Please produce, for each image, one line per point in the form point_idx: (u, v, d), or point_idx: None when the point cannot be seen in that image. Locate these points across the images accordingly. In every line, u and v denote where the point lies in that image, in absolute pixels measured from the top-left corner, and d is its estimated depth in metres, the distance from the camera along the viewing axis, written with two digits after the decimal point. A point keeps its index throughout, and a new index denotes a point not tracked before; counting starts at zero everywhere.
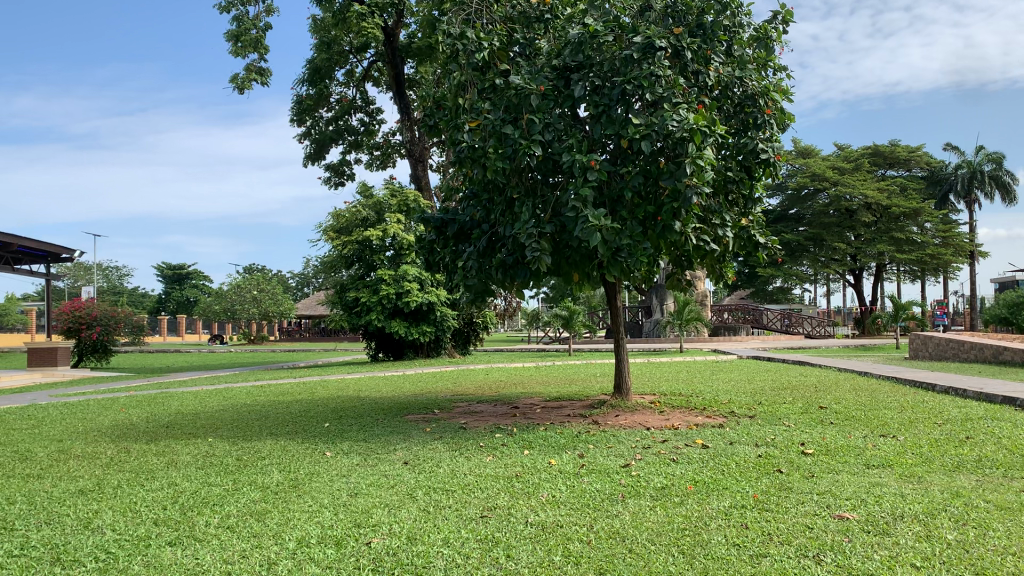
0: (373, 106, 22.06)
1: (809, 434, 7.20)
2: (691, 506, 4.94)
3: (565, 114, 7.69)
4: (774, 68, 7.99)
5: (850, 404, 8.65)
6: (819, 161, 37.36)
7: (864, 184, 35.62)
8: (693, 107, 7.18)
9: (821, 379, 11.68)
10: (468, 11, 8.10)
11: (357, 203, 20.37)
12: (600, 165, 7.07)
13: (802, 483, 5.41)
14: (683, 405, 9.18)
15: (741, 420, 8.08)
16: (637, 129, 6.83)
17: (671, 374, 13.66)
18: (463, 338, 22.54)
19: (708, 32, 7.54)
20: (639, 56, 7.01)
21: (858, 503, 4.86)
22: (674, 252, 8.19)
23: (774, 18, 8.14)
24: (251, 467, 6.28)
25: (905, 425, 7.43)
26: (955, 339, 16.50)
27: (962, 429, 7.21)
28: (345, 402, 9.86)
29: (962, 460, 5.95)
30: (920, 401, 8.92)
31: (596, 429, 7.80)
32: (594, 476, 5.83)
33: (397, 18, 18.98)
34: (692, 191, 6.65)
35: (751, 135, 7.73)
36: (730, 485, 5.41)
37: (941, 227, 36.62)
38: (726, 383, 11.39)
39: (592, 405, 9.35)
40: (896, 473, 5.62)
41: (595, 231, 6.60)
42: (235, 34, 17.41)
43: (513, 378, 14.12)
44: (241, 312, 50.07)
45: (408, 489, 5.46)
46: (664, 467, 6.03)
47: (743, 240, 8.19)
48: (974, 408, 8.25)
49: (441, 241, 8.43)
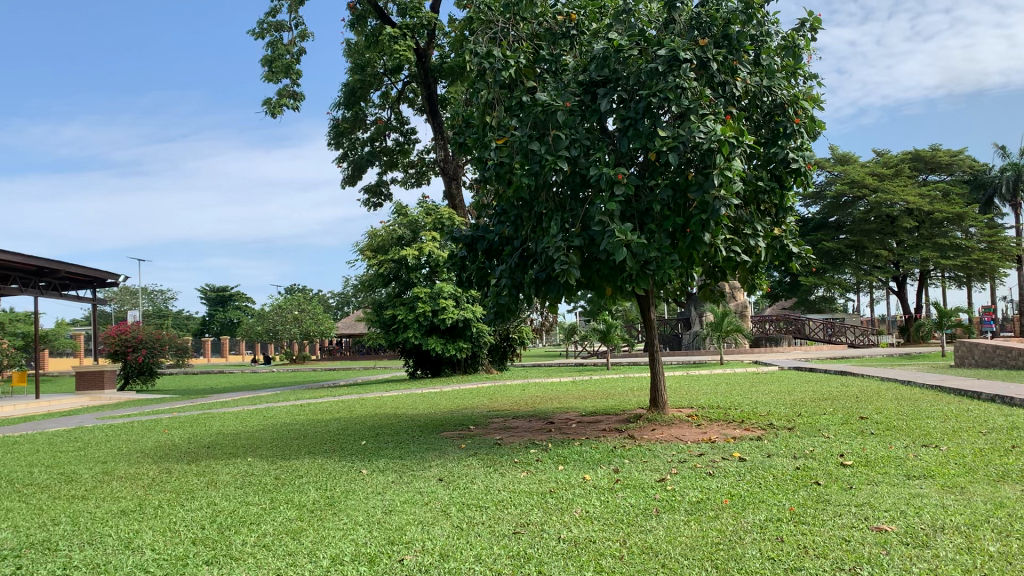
0: (408, 126, 22.25)
1: (848, 445, 7.09)
2: (726, 520, 4.89)
3: (593, 128, 7.71)
4: (803, 76, 7.95)
5: (891, 414, 8.49)
6: (858, 168, 36.81)
7: (905, 189, 35.03)
8: (720, 118, 7.15)
9: (862, 389, 11.49)
10: (494, 29, 8.21)
11: (393, 222, 20.58)
12: (628, 178, 7.06)
13: (840, 495, 5.32)
14: (721, 417, 9.07)
15: (778, 433, 7.97)
16: (663, 142, 6.84)
17: (710, 386, 13.52)
18: (501, 353, 22.58)
19: (734, 42, 7.54)
20: (664, 69, 7.03)
21: (897, 515, 4.76)
22: (706, 264, 8.17)
23: (802, 26, 8.09)
24: (289, 485, 6.35)
25: (948, 435, 7.27)
26: (1002, 346, 16.16)
27: (1006, 437, 7.04)
28: (382, 420, 9.92)
29: (1006, 470, 5.81)
30: (964, 409, 8.72)
31: (631, 443, 7.76)
32: (629, 491, 5.79)
33: (429, 38, 19.18)
34: (720, 202, 6.59)
35: (781, 145, 7.68)
36: (766, 498, 5.34)
37: (986, 231, 35.89)
38: (764, 395, 11.25)
39: (628, 419, 9.30)
40: (938, 484, 5.50)
41: (622, 245, 6.59)
42: (269, 60, 17.77)
43: (550, 393, 14.08)
44: (281, 332, 50.70)
45: (441, 506, 5.47)
46: (700, 481, 5.97)
47: (777, 250, 8.13)
48: (1020, 417, 8.06)
49: (472, 258, 8.48)
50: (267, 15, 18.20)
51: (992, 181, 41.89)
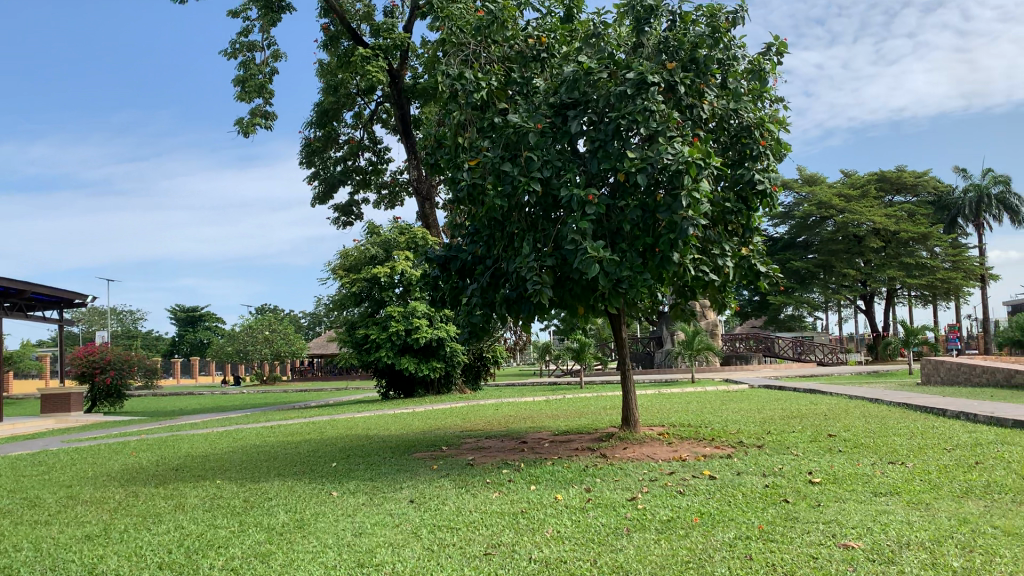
0: (381, 145, 22.28)
1: (817, 462, 7.17)
2: (695, 538, 4.93)
3: (564, 149, 7.79)
4: (769, 99, 8.09)
5: (859, 431, 8.60)
6: (826, 189, 37.35)
7: (872, 210, 35.60)
8: (688, 140, 7.26)
9: (831, 407, 11.62)
10: (465, 52, 8.28)
11: (366, 241, 20.54)
12: (599, 198, 7.13)
13: (808, 512, 5.37)
14: (692, 436, 9.12)
15: (748, 450, 8.04)
16: (632, 163, 6.93)
17: (681, 404, 13.61)
18: (474, 373, 22.55)
19: (701, 66, 7.67)
20: (633, 92, 7.12)
21: (864, 532, 4.82)
22: (676, 283, 8.25)
23: (768, 50, 8.24)
24: (258, 508, 6.30)
25: (914, 452, 7.37)
26: (967, 363, 16.44)
27: (971, 453, 7.16)
28: (353, 442, 9.85)
29: (970, 485, 5.90)
30: (930, 426, 8.86)
31: (603, 462, 7.79)
32: (600, 510, 5.80)
33: (401, 59, 19.26)
34: (688, 222, 6.68)
35: (748, 166, 7.81)
36: (735, 516, 5.38)
37: (951, 251, 36.54)
38: (735, 412, 11.34)
39: (600, 437, 9.33)
40: (904, 500, 5.57)
41: (594, 264, 6.64)
42: (241, 80, 17.74)
43: (522, 412, 14.08)
44: (252, 353, 50.26)
45: (412, 528, 5.45)
46: (671, 499, 6.00)
47: (745, 270, 8.24)
48: (984, 433, 8.21)
49: (445, 278, 8.49)
50: (239, 35, 18.18)
51: (957, 201, 42.66)
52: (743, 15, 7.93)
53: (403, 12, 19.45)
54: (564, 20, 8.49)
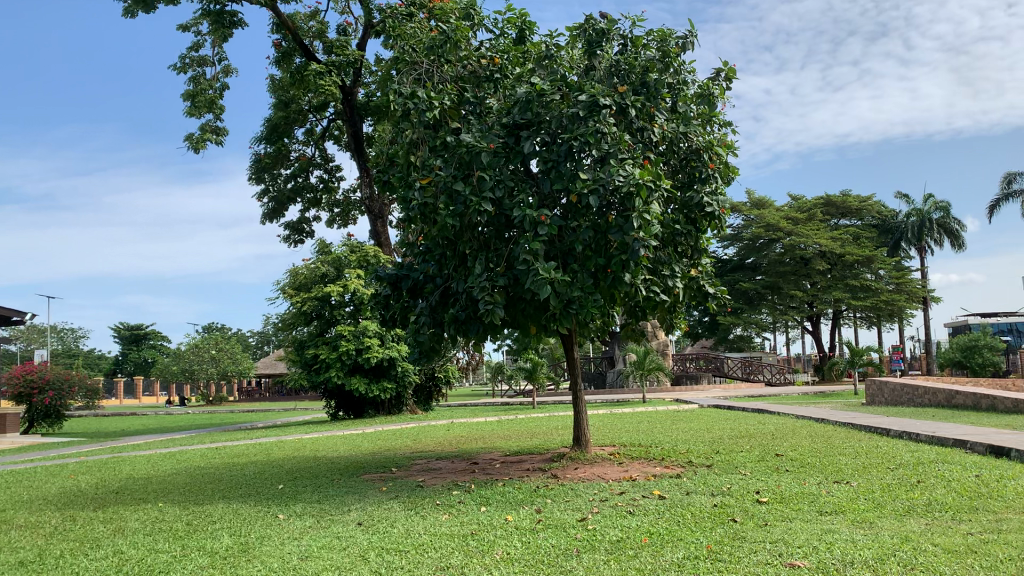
0: (332, 163, 22.13)
1: (764, 481, 7.24)
2: (644, 559, 4.92)
3: (517, 170, 7.82)
4: (718, 123, 8.23)
5: (805, 451, 8.72)
6: (773, 212, 38.06)
7: (818, 233, 36.37)
8: (638, 162, 7.33)
9: (778, 426, 11.78)
10: (418, 71, 8.26)
11: (317, 259, 20.34)
12: (551, 219, 7.15)
13: (755, 532, 5.41)
14: (642, 455, 9.16)
15: (698, 470, 8.09)
16: (584, 184, 6.97)
17: (631, 424, 13.67)
18: (426, 393, 22.41)
19: (652, 89, 7.77)
20: (585, 114, 7.18)
21: (810, 551, 4.87)
22: (627, 304, 8.30)
23: (717, 75, 8.39)
24: (201, 532, 6.15)
25: (858, 471, 7.49)
26: (909, 384, 16.84)
27: (913, 472, 7.31)
28: (300, 463, 9.69)
29: (912, 504, 6.01)
30: (874, 445, 9.03)
31: (554, 482, 7.77)
32: (550, 531, 5.78)
33: (354, 77, 19.20)
34: (639, 243, 6.73)
35: (697, 189, 7.91)
36: (684, 536, 5.41)
37: (894, 273, 37.48)
38: (684, 432, 11.42)
39: (551, 458, 9.32)
40: (849, 518, 5.65)
41: (546, 284, 6.64)
42: (192, 94, 17.51)
43: (473, 433, 13.99)
44: (198, 372, 49.30)
45: (360, 551, 5.36)
46: (621, 520, 6.00)
47: (693, 290, 8.34)
48: (925, 452, 8.40)
49: (396, 297, 8.42)
50: (189, 49, 17.95)
51: (899, 226, 43.78)
52: (691, 40, 8.07)
53: (357, 30, 19.43)
54: (517, 41, 8.54)
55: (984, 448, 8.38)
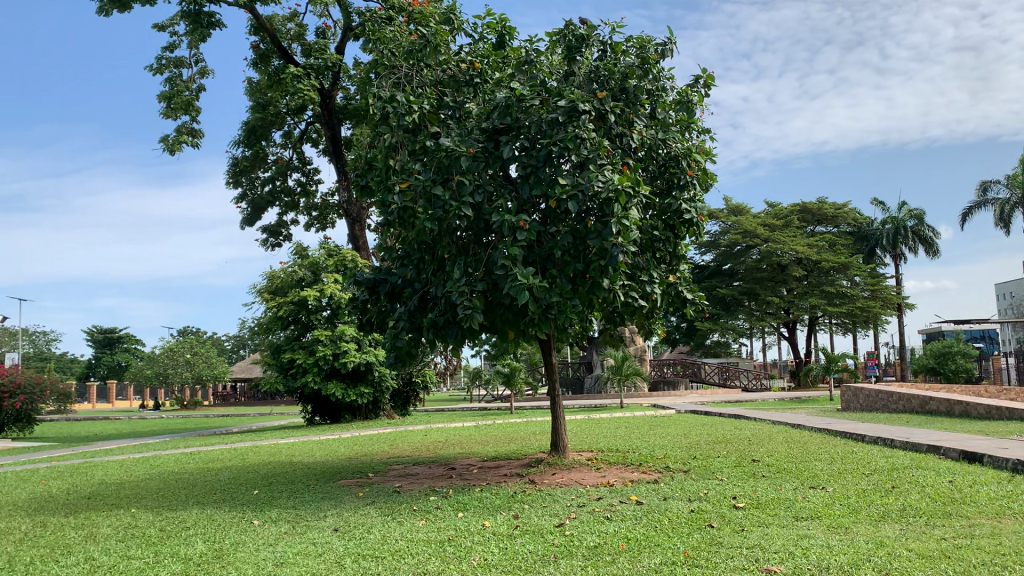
0: (311, 166, 22.01)
1: (740, 487, 7.27)
2: (621, 564, 4.92)
3: (496, 175, 7.82)
4: (696, 130, 8.28)
5: (781, 457, 8.77)
6: (750, 219, 38.32)
7: (795, 240, 36.68)
8: (617, 168, 7.36)
9: (754, 432, 11.85)
10: (397, 75, 8.23)
11: (294, 263, 20.22)
12: (530, 224, 7.15)
13: (732, 537, 5.43)
14: (620, 461, 9.18)
15: (675, 475, 8.11)
16: (563, 190, 6.98)
17: (609, 429, 13.69)
18: (403, 398, 22.32)
19: (631, 95, 7.81)
20: (564, 119, 7.19)
21: (786, 556, 4.90)
22: (605, 310, 8.32)
23: (696, 82, 8.44)
24: (174, 538, 6.08)
25: (834, 476, 7.55)
26: (883, 390, 17.00)
27: (888, 478, 7.37)
28: (275, 468, 9.61)
29: (887, 509, 6.07)
30: (849, 451, 9.11)
31: (531, 488, 7.76)
32: (528, 537, 5.77)
33: (333, 80, 19.12)
34: (618, 249, 6.75)
35: (675, 196, 7.95)
36: (661, 541, 5.41)
37: (869, 280, 37.85)
38: (662, 438, 11.44)
39: (529, 463, 9.30)
40: (824, 524, 5.69)
41: (525, 289, 6.65)
42: (168, 96, 17.36)
43: (451, 438, 13.94)
44: (172, 376, 48.81)
45: (335, 557, 5.32)
46: (598, 525, 6.00)
47: (672, 296, 8.37)
48: (899, 457, 8.48)
49: (374, 301, 8.38)
50: (166, 51, 17.81)
51: (874, 233, 44.23)
52: (670, 47, 8.11)
53: (336, 33, 19.34)
54: (496, 47, 8.55)
55: (957, 454, 8.47)
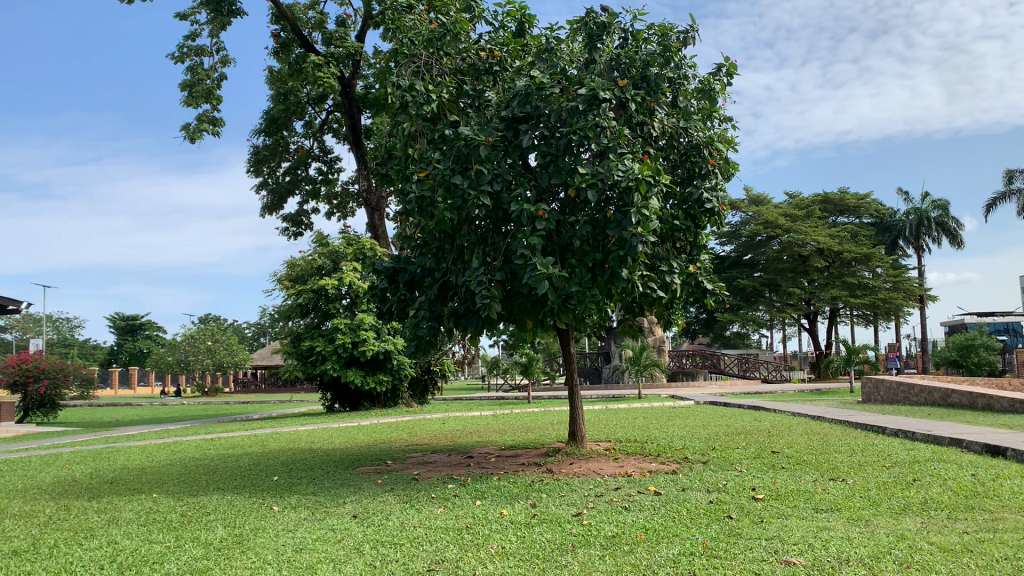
0: (331, 156, 22.09)
1: (759, 478, 7.24)
2: (640, 554, 4.92)
3: (516, 163, 7.80)
4: (718, 119, 8.22)
5: (801, 448, 8.73)
6: (771, 209, 38.03)
7: (816, 230, 36.38)
8: (638, 157, 7.33)
9: (773, 424, 11.79)
10: (417, 63, 8.19)
11: (313, 252, 20.30)
12: (549, 213, 7.12)
13: (750, 529, 5.40)
14: (637, 451, 9.16)
15: (693, 466, 8.09)
16: (583, 179, 6.95)
17: (627, 420, 13.67)
18: (421, 386, 22.39)
19: (652, 84, 7.76)
20: (584, 107, 7.15)
21: (805, 548, 4.87)
22: (624, 299, 8.29)
23: (718, 70, 8.36)
24: (196, 523, 6.13)
25: (854, 468, 7.50)
26: (904, 383, 16.85)
27: (908, 471, 7.31)
28: (295, 455, 9.67)
29: (908, 502, 6.02)
30: (869, 443, 9.05)
31: (549, 477, 7.76)
32: (546, 526, 5.78)
33: (353, 69, 19.15)
34: (637, 239, 6.72)
35: (696, 185, 7.90)
36: (679, 532, 5.40)
37: (891, 272, 37.52)
38: (680, 428, 11.41)
39: (547, 452, 9.31)
40: (844, 516, 5.66)
41: (544, 279, 6.61)
42: (189, 84, 17.44)
43: (469, 427, 13.97)
44: (193, 364, 49.18)
45: (354, 544, 5.35)
46: (616, 515, 5.99)
47: (692, 287, 8.32)
48: (921, 450, 8.41)
49: (393, 290, 8.41)
50: (188, 39, 17.88)
51: (896, 224, 43.79)
52: (693, 35, 8.04)
53: (356, 22, 19.35)
54: (517, 35, 8.52)
55: (979, 447, 8.40)
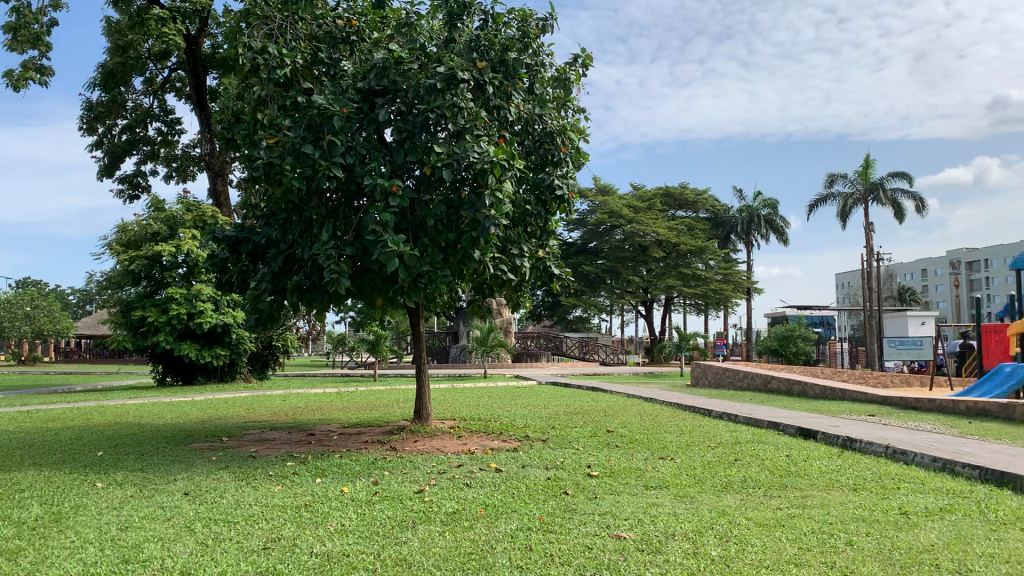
0: (173, 116, 20.94)
1: (595, 457, 7.52)
2: (479, 530, 5.00)
3: (371, 137, 7.68)
4: (572, 108, 8.42)
5: (635, 428, 9.13)
6: (616, 199, 39.29)
7: (657, 222, 37.97)
8: (493, 140, 7.40)
9: (610, 405, 12.26)
10: (271, 25, 7.86)
11: (148, 216, 19.19)
12: (402, 190, 7.08)
13: (585, 505, 5.61)
14: (479, 430, 9.30)
15: (533, 444, 8.30)
16: (438, 157, 6.94)
17: (470, 399, 13.82)
18: (261, 361, 21.71)
19: (510, 68, 7.85)
20: (442, 86, 7.14)
21: (635, 523, 5.12)
22: (474, 280, 8.36)
23: (574, 60, 8.55)
24: (6, 501, 5.70)
25: (682, 448, 7.94)
26: (730, 368, 17.94)
27: (731, 451, 7.81)
28: (122, 430, 9.16)
29: (729, 480, 6.44)
30: (697, 424, 9.60)
31: (392, 455, 7.74)
32: (387, 503, 5.77)
33: (200, 26, 18.23)
34: (490, 222, 6.81)
35: (548, 171, 8.05)
36: (517, 508, 5.54)
37: (723, 265, 39.74)
38: (522, 408, 11.64)
39: (390, 430, 9.26)
40: (671, 493, 5.99)
41: (394, 256, 6.54)
42: (13, 27, 16.02)
43: (310, 404, 13.69)
44: (8, 331, 45.52)
45: (185, 522, 5.14)
46: (457, 492, 6.07)
47: (540, 271, 8.49)
48: (742, 432, 9.00)
49: (235, 260, 8.10)
50: None
51: (729, 221, 46.35)
52: (552, 23, 8.18)
53: None
54: (376, 6, 8.36)
55: (794, 430, 9.07)
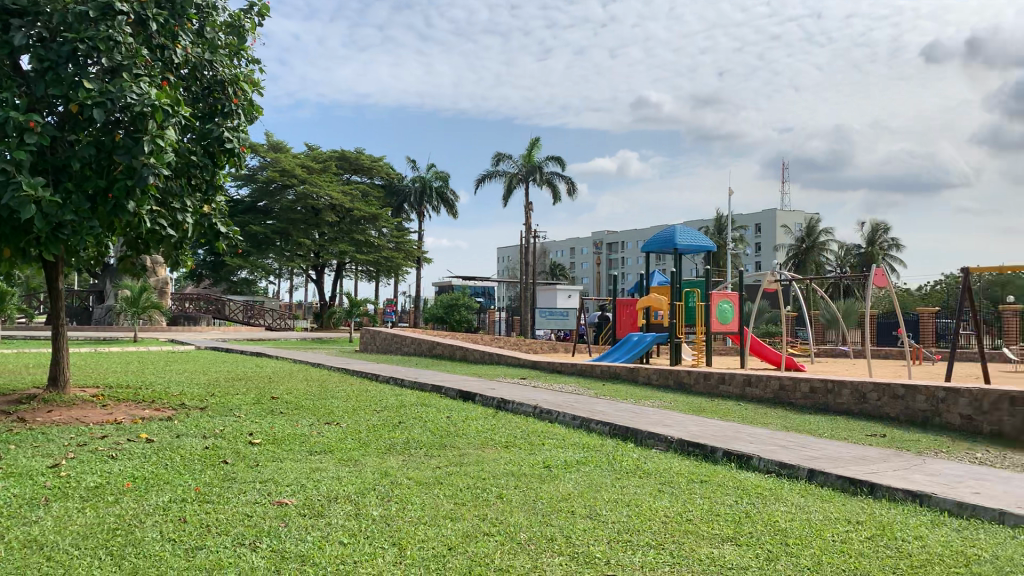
0: None
1: (258, 423, 7.29)
2: (125, 505, 4.62)
3: (2, 63, 6.67)
4: (245, 58, 8.00)
5: (301, 394, 9.00)
6: (290, 158, 38.00)
7: (331, 185, 37.55)
8: (155, 82, 6.80)
9: (275, 370, 11.97)
10: None
11: None
12: (42, 127, 6.25)
13: (245, 472, 5.43)
14: (129, 398, 8.57)
15: (190, 412, 7.84)
16: (87, 94, 6.21)
17: (119, 364, 12.68)
18: None
19: (177, 7, 7.27)
20: (95, 15, 6.42)
21: (297, 489, 5.05)
22: (127, 235, 7.65)
23: (250, 8, 8.12)
24: None
25: (348, 412, 7.99)
26: (397, 334, 18.38)
27: (395, 414, 8.01)
28: None
29: (392, 442, 6.61)
30: (363, 389, 9.71)
31: (21, 427, 6.86)
32: (13, 480, 5.11)
33: None
34: (149, 170, 6.26)
35: (217, 122, 7.60)
36: (171, 479, 5.20)
37: (394, 233, 40.47)
38: (179, 373, 10.94)
39: (17, 400, 8.20)
40: (335, 457, 6.00)
41: (30, 202, 5.77)
42: None
43: None
44: None
45: None
46: (100, 465, 5.54)
47: (204, 229, 7.99)
48: (407, 395, 9.27)
49: None
50: None
51: (403, 190, 47.25)
52: None
53: None
54: None
55: (454, 393, 9.56)
